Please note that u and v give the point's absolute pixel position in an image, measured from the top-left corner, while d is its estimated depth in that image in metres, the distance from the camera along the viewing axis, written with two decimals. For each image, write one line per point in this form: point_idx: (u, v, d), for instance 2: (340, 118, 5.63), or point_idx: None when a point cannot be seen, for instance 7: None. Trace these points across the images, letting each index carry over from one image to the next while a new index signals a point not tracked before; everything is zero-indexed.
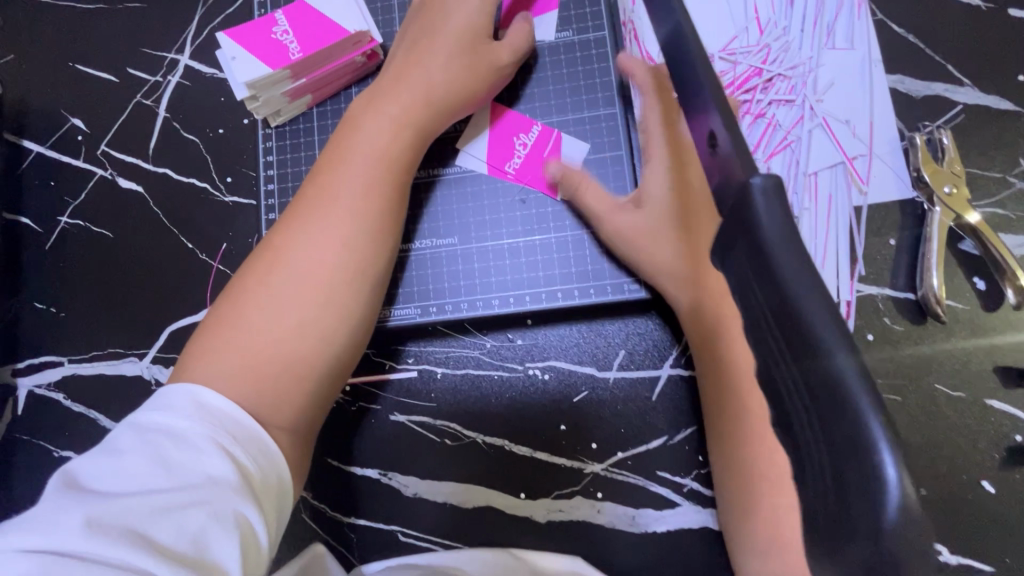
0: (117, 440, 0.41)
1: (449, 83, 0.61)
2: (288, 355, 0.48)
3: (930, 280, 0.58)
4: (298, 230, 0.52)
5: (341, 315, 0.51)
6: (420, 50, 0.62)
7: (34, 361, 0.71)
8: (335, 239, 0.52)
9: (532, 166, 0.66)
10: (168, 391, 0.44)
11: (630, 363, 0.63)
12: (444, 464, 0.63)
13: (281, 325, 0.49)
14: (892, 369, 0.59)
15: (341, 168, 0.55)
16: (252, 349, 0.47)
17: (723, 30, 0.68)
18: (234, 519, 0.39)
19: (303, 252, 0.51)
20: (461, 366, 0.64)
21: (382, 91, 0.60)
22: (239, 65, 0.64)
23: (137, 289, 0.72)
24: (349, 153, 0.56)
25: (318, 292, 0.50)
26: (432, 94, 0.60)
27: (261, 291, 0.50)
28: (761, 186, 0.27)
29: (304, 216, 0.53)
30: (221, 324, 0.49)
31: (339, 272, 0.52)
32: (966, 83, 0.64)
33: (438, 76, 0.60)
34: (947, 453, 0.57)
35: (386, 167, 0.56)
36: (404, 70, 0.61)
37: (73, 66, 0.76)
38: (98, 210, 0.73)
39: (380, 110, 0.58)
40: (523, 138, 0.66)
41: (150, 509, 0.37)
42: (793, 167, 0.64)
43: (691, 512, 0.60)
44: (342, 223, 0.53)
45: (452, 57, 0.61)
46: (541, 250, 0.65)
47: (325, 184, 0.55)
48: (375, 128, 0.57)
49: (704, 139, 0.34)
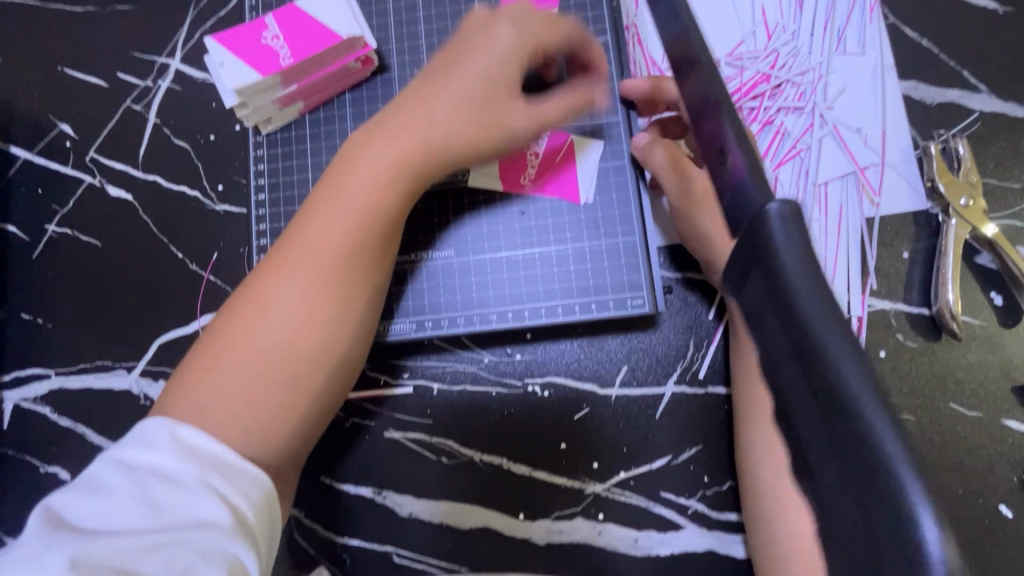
0: (101, 474, 0.41)
1: (458, 138, 0.52)
2: (274, 406, 0.46)
3: (945, 295, 0.56)
4: (282, 279, 0.48)
5: (327, 365, 0.49)
6: (429, 86, 0.53)
7: (20, 373, 0.68)
8: (323, 296, 0.49)
9: (549, 175, 0.63)
10: (150, 423, 0.43)
11: (633, 380, 0.61)
12: (440, 483, 0.61)
13: (264, 378, 0.46)
14: (906, 387, 0.57)
15: (331, 221, 0.50)
16: (237, 399, 0.45)
17: (730, 34, 0.66)
18: (221, 557, 0.39)
19: (288, 305, 0.48)
20: (458, 382, 0.62)
21: (386, 139, 0.52)
22: (227, 72, 0.61)
23: (125, 300, 0.69)
24: (342, 199, 0.51)
25: (303, 347, 0.48)
26: (439, 152, 0.52)
27: (240, 343, 0.46)
28: (778, 212, 0.26)
29: (290, 265, 0.49)
30: (206, 364, 0.46)
31: (328, 329, 0.49)
32: (982, 89, 0.61)
33: (448, 128, 0.52)
34: (964, 477, 0.55)
35: (380, 217, 0.51)
36: (409, 105, 0.53)
37: (62, 70, 0.74)
38: (86, 218, 0.71)
39: (380, 162, 0.51)
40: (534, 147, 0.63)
41: (137, 547, 0.38)
42: (802, 177, 0.62)
43: (695, 534, 0.58)
44: (328, 274, 0.49)
45: (465, 105, 0.52)
46: (541, 266, 0.62)
47: (314, 230, 0.50)
48: (372, 173, 0.51)
49: (714, 154, 0.33)
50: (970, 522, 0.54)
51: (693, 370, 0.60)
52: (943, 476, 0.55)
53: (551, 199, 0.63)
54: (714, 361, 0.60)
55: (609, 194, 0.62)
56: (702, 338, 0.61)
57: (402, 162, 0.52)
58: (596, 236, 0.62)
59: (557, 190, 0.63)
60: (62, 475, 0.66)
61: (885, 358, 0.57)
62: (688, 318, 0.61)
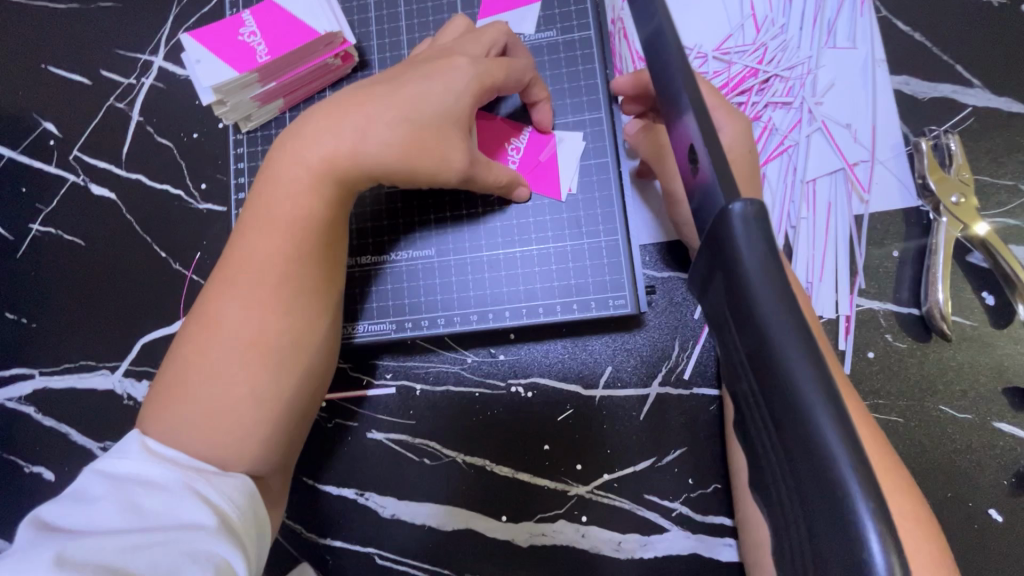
0: (84, 483, 0.40)
1: (389, 147, 0.50)
2: (235, 417, 0.45)
3: (935, 295, 0.55)
4: (227, 298, 0.47)
5: (293, 375, 0.47)
6: (357, 95, 0.51)
7: (4, 373, 0.66)
8: (268, 306, 0.47)
9: (529, 171, 0.62)
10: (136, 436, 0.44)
11: (617, 381, 0.60)
12: (423, 484, 0.60)
13: (227, 398, 0.45)
14: (897, 388, 0.55)
15: (273, 229, 0.49)
16: (199, 408, 0.44)
17: (718, 28, 0.65)
18: (207, 556, 0.38)
19: (238, 322, 0.47)
20: (441, 382, 0.62)
21: (316, 142, 0.50)
22: (203, 69, 0.62)
23: (105, 300, 0.67)
24: (275, 212, 0.49)
25: (261, 361, 0.46)
26: (366, 159, 0.50)
27: (199, 365, 0.46)
28: (742, 213, 0.25)
29: (234, 283, 0.48)
30: (173, 375, 0.46)
31: (280, 338, 0.47)
32: (975, 84, 0.60)
33: (375, 139, 0.50)
34: (954, 480, 0.54)
35: (317, 225, 0.50)
36: (329, 112, 0.51)
37: (44, 67, 0.72)
38: (67, 216, 0.69)
39: (308, 166, 0.50)
40: (514, 144, 0.63)
41: (121, 548, 0.37)
42: (790, 174, 0.61)
43: (679, 537, 0.57)
44: (277, 286, 0.48)
45: (398, 116, 0.50)
46: (523, 265, 0.61)
47: (252, 247, 0.49)
48: (294, 183, 0.49)
49: (686, 153, 0.32)
50: (961, 526, 0.53)
51: (678, 370, 0.59)
52: (934, 480, 0.54)
53: (534, 198, 0.62)
54: (699, 361, 0.59)
55: (591, 194, 0.61)
56: (687, 338, 0.60)
57: (327, 168, 0.50)
58: (578, 235, 0.61)
59: (537, 186, 0.62)
60: (46, 476, 0.64)
61: (874, 359, 0.56)
62: (673, 318, 0.60)
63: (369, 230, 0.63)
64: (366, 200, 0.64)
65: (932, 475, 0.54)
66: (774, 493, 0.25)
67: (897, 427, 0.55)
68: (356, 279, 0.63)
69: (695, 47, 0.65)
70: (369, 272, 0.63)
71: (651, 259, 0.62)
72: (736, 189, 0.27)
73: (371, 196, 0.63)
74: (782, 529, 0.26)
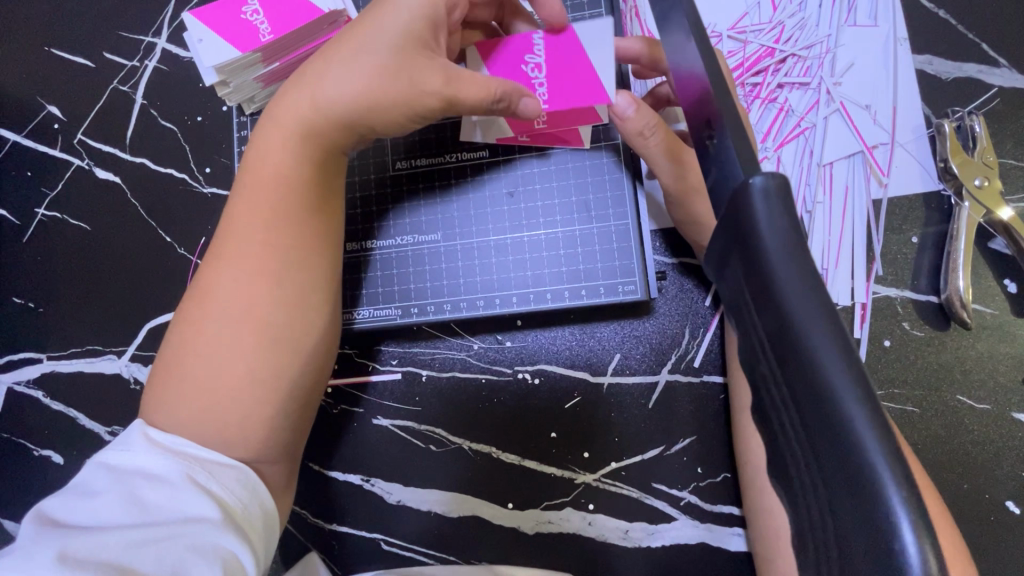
0: (89, 477, 0.40)
1: (359, 92, 0.48)
2: (237, 400, 0.44)
3: (955, 282, 0.53)
4: (221, 272, 0.47)
5: (289, 350, 0.47)
6: (331, 57, 0.49)
7: (13, 357, 0.67)
8: (264, 278, 0.47)
9: (561, 80, 0.56)
10: (131, 429, 0.43)
11: (626, 368, 0.59)
12: (430, 471, 0.60)
13: (227, 373, 0.45)
14: (914, 378, 0.54)
15: (264, 200, 0.48)
16: (202, 391, 0.44)
17: (733, 6, 0.62)
18: (213, 552, 0.38)
19: (233, 293, 0.46)
20: (447, 368, 0.61)
21: (287, 96, 0.50)
22: (206, 48, 0.61)
23: (112, 284, 0.67)
24: (264, 185, 0.49)
25: (259, 334, 0.46)
26: (335, 105, 0.48)
27: (197, 340, 0.45)
28: (763, 186, 0.23)
29: (227, 258, 0.47)
30: (172, 356, 0.46)
31: (276, 310, 0.47)
32: (1001, 63, 0.58)
33: (348, 95, 0.48)
34: (971, 472, 0.52)
35: (308, 195, 0.50)
36: (308, 83, 0.49)
37: (48, 49, 0.71)
38: (74, 201, 0.69)
39: (285, 125, 0.49)
40: (533, 62, 0.57)
41: (125, 544, 0.37)
42: (806, 158, 0.59)
43: (688, 526, 0.57)
44: (270, 257, 0.47)
45: (374, 74, 0.48)
46: (529, 248, 0.60)
47: (242, 221, 0.48)
48: (275, 144, 0.49)
49: (701, 128, 0.31)
50: (977, 519, 0.52)
51: (688, 358, 0.58)
52: (950, 473, 0.53)
53: (541, 182, 0.61)
54: (709, 349, 0.58)
55: (604, 186, 0.60)
56: (698, 325, 0.59)
57: (313, 141, 0.49)
58: (587, 220, 0.60)
59: (580, 98, 0.55)
60: (55, 460, 0.64)
61: (890, 348, 0.55)
62: (683, 304, 0.59)
63: (372, 213, 0.62)
64: (371, 184, 0.63)
65: (948, 467, 0.53)
66: (797, 483, 0.24)
67: (912, 417, 0.54)
68: (359, 264, 0.62)
69: (709, 25, 0.63)
70: (372, 256, 0.62)
71: (660, 244, 0.61)
72: (757, 165, 0.26)
73: (375, 181, 0.63)
74: (804, 518, 0.25)
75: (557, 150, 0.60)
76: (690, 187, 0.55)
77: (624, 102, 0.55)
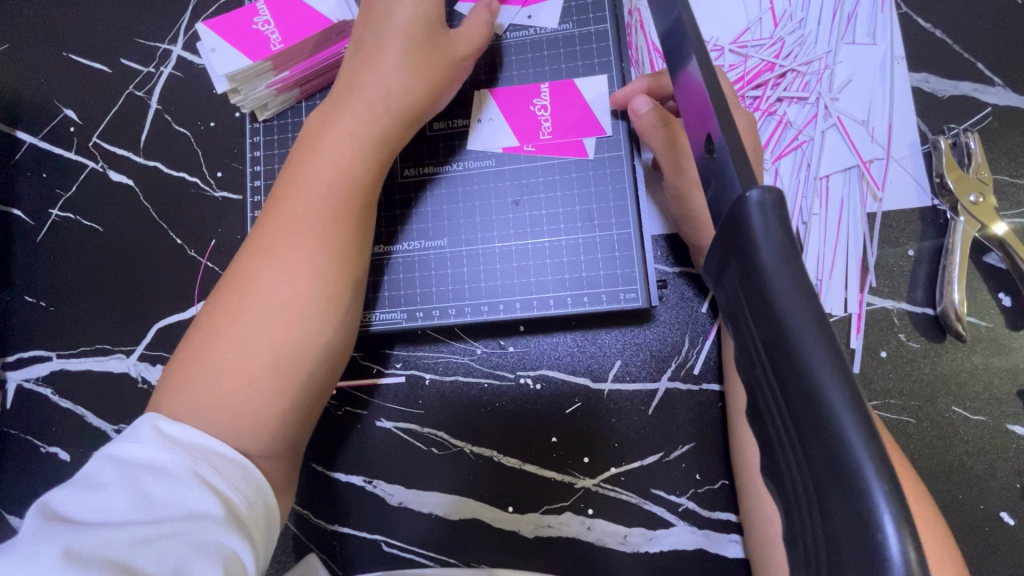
0: (96, 470, 0.41)
1: (400, 76, 0.54)
2: (260, 396, 0.46)
3: (951, 295, 0.54)
4: (254, 269, 0.48)
5: (312, 341, 0.48)
6: (370, 53, 0.55)
7: (24, 355, 0.68)
8: (293, 273, 0.48)
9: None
10: (137, 421, 0.44)
11: (626, 375, 0.60)
12: (432, 474, 0.61)
13: (250, 362, 0.46)
14: (909, 388, 0.55)
15: (297, 201, 0.50)
16: (228, 385, 0.45)
17: (734, 22, 0.64)
18: (217, 550, 0.39)
19: (264, 288, 0.48)
20: (450, 372, 0.62)
21: (329, 107, 0.55)
22: (218, 57, 0.63)
23: (124, 284, 0.68)
24: (304, 185, 0.51)
25: (283, 328, 0.47)
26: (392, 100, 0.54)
27: (221, 332, 0.47)
28: (759, 200, 0.25)
29: (262, 254, 0.49)
30: (200, 352, 0.47)
31: (304, 301, 0.48)
32: (997, 82, 0.59)
33: (392, 80, 0.54)
34: (965, 482, 0.53)
35: (344, 191, 0.52)
36: (349, 84, 0.55)
37: (66, 55, 0.73)
38: (89, 203, 0.70)
39: (334, 129, 0.53)
40: (539, 103, 0.63)
41: (130, 542, 0.37)
42: (803, 170, 0.61)
43: (685, 533, 0.57)
44: (293, 253, 0.49)
45: (411, 55, 0.55)
46: (539, 255, 0.61)
47: (272, 221, 0.50)
48: (326, 148, 0.52)
49: (702, 142, 0.32)
50: (970, 530, 0.52)
51: (688, 366, 0.59)
52: (943, 482, 0.53)
53: (545, 190, 0.62)
54: (708, 357, 0.59)
55: (607, 200, 0.61)
56: (697, 334, 0.60)
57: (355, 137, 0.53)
58: (590, 228, 0.61)
59: (571, 128, 0.62)
60: (62, 457, 0.65)
61: (886, 359, 0.56)
62: (683, 313, 0.60)
63: (382, 219, 0.64)
64: (379, 190, 0.64)
65: (942, 476, 0.53)
66: (789, 487, 0.25)
67: (907, 427, 0.54)
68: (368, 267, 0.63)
69: (712, 39, 0.64)
70: (382, 261, 0.63)
71: (662, 253, 0.62)
72: (754, 179, 0.27)
73: (385, 187, 0.64)
74: (795, 518, 0.25)
75: (562, 160, 0.62)
76: (688, 180, 0.57)
77: (641, 100, 0.58)
